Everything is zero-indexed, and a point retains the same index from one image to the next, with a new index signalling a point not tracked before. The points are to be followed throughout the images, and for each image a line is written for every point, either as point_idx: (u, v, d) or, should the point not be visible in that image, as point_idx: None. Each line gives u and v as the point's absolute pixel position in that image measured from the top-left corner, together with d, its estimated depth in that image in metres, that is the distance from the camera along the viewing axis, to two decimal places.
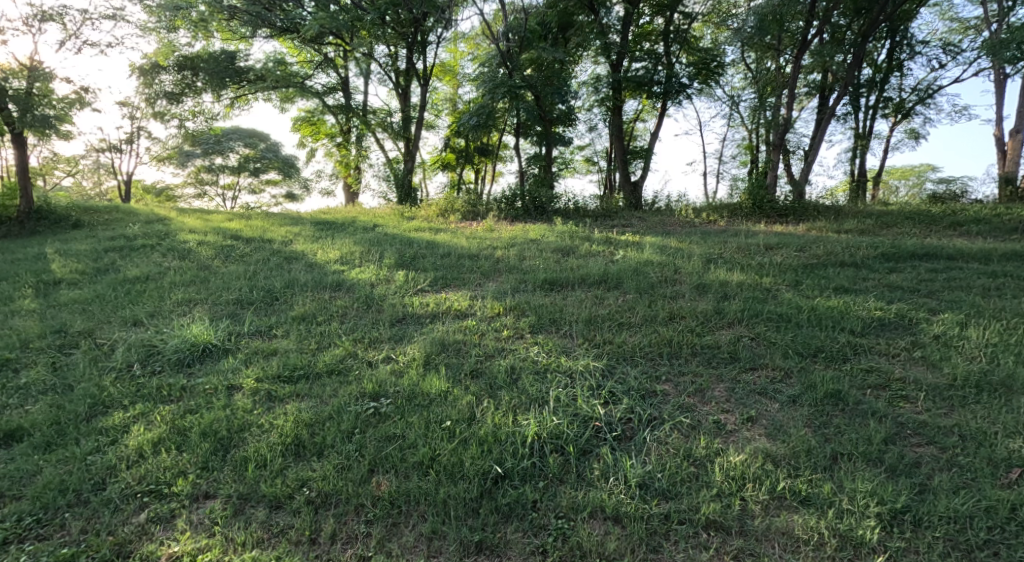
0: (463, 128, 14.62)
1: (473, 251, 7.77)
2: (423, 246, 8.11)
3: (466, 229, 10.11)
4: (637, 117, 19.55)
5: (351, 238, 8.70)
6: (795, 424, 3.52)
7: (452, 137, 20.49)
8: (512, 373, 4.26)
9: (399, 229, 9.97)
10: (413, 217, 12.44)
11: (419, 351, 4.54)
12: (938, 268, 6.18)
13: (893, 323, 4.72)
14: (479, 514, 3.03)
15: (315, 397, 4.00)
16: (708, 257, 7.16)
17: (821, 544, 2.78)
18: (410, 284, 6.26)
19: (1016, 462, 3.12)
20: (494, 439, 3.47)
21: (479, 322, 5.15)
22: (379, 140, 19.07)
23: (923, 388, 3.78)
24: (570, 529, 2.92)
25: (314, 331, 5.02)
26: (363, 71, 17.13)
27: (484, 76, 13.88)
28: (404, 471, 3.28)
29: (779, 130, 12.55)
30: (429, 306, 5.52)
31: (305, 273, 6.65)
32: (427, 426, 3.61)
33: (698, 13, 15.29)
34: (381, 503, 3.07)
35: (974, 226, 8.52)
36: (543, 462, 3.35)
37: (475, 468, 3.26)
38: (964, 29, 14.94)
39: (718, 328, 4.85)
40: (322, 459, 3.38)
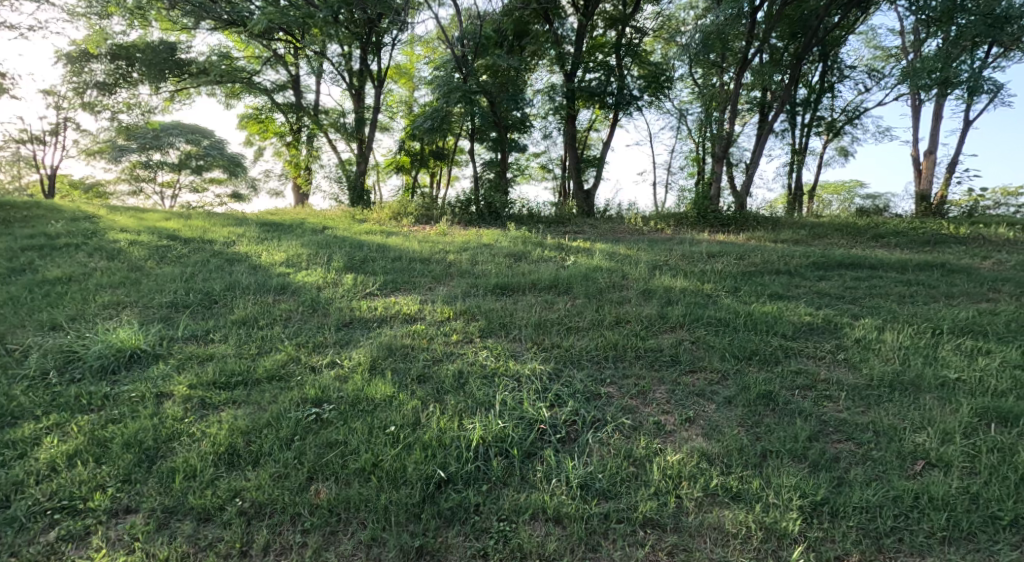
0: (417, 130, 14.55)
1: (425, 255, 7.74)
2: (373, 250, 8.03)
3: (418, 233, 10.07)
4: (590, 127, 19.93)
5: (297, 240, 8.53)
6: (730, 424, 3.68)
7: (407, 141, 20.26)
8: (460, 377, 4.27)
9: (349, 231, 9.81)
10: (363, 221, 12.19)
11: (365, 356, 4.49)
12: (862, 276, 6.57)
13: (821, 328, 4.98)
14: (421, 519, 3.02)
15: (253, 404, 3.91)
16: (654, 263, 7.39)
17: (748, 537, 2.90)
18: (358, 288, 6.19)
19: (923, 455, 3.32)
20: (438, 444, 3.47)
21: (429, 326, 5.15)
22: (331, 141, 18.75)
23: (844, 388, 4.01)
24: (512, 531, 2.96)
25: (254, 336, 4.90)
26: (314, 69, 16.76)
27: (438, 80, 13.74)
28: (345, 478, 3.25)
29: (722, 144, 13.02)
30: (377, 311, 5.47)
31: (248, 276, 6.48)
32: (371, 432, 3.59)
33: (648, 28, 15.82)
34: (319, 511, 3.03)
35: (894, 238, 9.07)
36: (487, 465, 3.38)
37: (417, 473, 3.25)
38: (886, 56, 15.92)
39: (662, 332, 5.01)
40: (257, 468, 3.31)
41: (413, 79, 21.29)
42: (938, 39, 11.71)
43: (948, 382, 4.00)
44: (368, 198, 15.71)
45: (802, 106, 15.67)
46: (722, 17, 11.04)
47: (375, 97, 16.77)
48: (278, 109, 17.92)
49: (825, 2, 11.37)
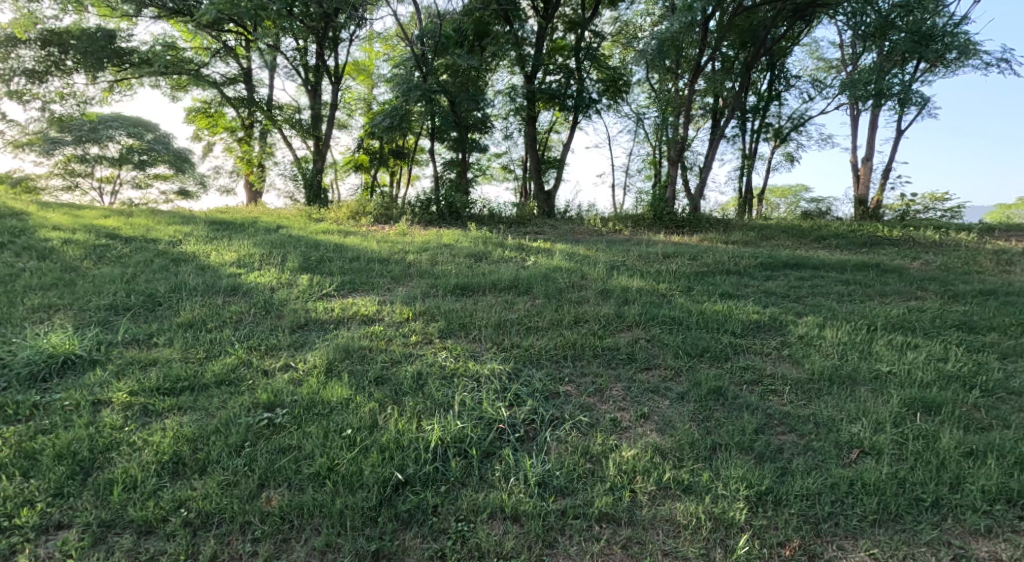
0: (376, 129, 14.40)
1: (384, 255, 7.69)
2: (330, 250, 7.93)
3: (377, 233, 9.97)
4: (551, 128, 20.12)
5: (248, 239, 8.33)
6: (682, 419, 3.81)
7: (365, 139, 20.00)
8: (418, 378, 4.28)
9: (304, 231, 9.64)
10: (321, 219, 12.01)
11: (321, 358, 4.45)
12: (805, 276, 6.88)
13: (767, 326, 5.20)
14: (377, 523, 3.03)
15: (200, 410, 3.82)
16: (612, 264, 7.54)
17: (698, 527, 2.99)
18: (314, 289, 6.12)
19: (858, 444, 3.50)
20: (396, 446, 3.47)
21: (387, 328, 5.13)
22: (285, 137, 18.37)
23: (788, 383, 4.20)
24: (470, 531, 2.99)
25: (202, 339, 4.78)
26: (267, 63, 16.36)
27: (397, 78, 13.65)
28: (298, 484, 3.22)
29: (677, 148, 13.35)
30: (333, 312, 5.42)
31: (195, 276, 6.31)
32: (327, 435, 3.57)
33: (606, 32, 16.07)
34: (271, 519, 3.00)
35: (835, 240, 9.52)
36: (446, 466, 3.40)
37: (374, 476, 3.25)
38: (828, 68, 16.62)
39: (619, 332, 5.13)
40: (204, 477, 3.24)
41: (372, 77, 21.04)
42: (873, 53, 12.37)
43: (881, 375, 4.24)
44: (325, 196, 15.56)
45: (752, 113, 16.20)
46: (678, 24, 11.35)
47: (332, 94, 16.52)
48: (229, 103, 17.43)
49: (773, 13, 11.86)
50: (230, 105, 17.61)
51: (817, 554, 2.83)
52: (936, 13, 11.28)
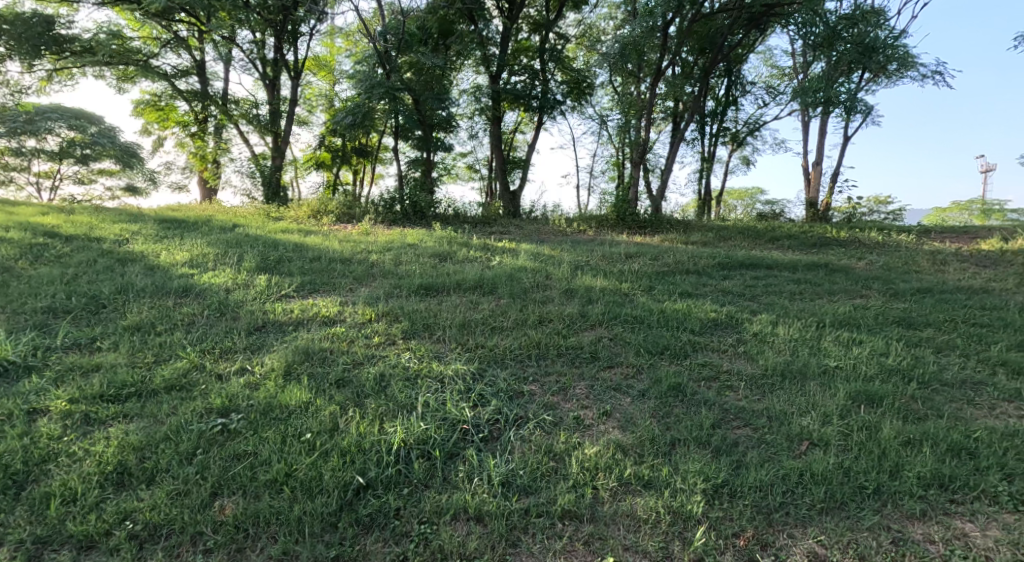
0: (337, 126, 14.20)
1: (346, 255, 7.60)
2: (289, 249, 7.80)
3: (338, 233, 9.84)
4: (516, 128, 20.20)
5: (202, 239, 8.12)
6: (643, 416, 3.90)
7: (327, 136, 19.69)
8: (381, 380, 4.26)
9: (262, 230, 9.46)
10: (280, 218, 11.78)
11: (279, 361, 4.39)
12: (760, 275, 7.12)
13: (723, 323, 5.37)
14: (337, 528, 3.01)
15: (147, 417, 3.73)
16: (576, 263, 7.64)
17: (657, 521, 3.06)
18: (273, 289, 6.02)
19: (808, 436, 3.65)
20: (357, 449, 3.46)
21: (349, 329, 5.09)
22: (242, 133, 17.96)
23: (743, 378, 4.34)
24: (432, 533, 2.99)
25: (150, 343, 4.65)
26: (222, 56, 15.94)
27: (360, 75, 13.50)
28: (254, 491, 3.18)
29: (639, 150, 13.58)
30: (292, 314, 5.34)
31: (143, 277, 6.13)
32: (285, 440, 3.52)
33: (570, 34, 16.24)
34: (224, 528, 2.95)
35: (788, 241, 9.86)
36: (409, 468, 3.40)
37: (334, 481, 3.22)
38: (781, 75, 17.18)
39: (583, 331, 5.21)
40: (152, 487, 3.17)
41: (333, 73, 20.74)
42: (822, 62, 12.87)
43: (829, 369, 4.43)
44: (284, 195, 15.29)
45: (711, 117, 16.60)
46: (640, 28, 11.57)
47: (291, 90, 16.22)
48: (181, 96, 16.94)
49: (730, 20, 12.20)
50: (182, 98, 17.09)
51: (769, 542, 2.94)
52: (879, 25, 11.86)
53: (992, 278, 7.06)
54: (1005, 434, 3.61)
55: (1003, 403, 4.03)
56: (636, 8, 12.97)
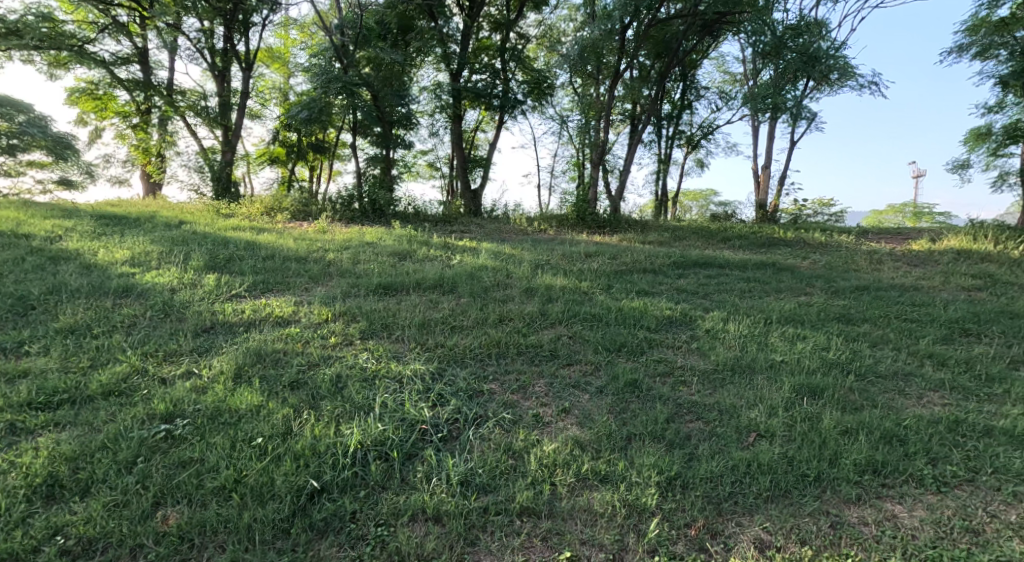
0: (292, 121, 13.89)
1: (301, 253, 7.48)
2: (239, 247, 7.62)
3: (293, 230, 9.66)
4: (477, 127, 20.19)
5: (145, 236, 7.84)
6: (601, 412, 3.98)
7: (282, 131, 19.24)
8: (337, 382, 4.22)
9: (211, 227, 9.20)
10: (230, 215, 11.44)
11: (229, 363, 4.29)
12: (712, 274, 7.34)
13: (678, 321, 5.52)
14: (290, 534, 2.96)
15: (82, 425, 3.59)
16: (536, 262, 7.72)
17: (613, 515, 3.13)
18: (222, 289, 5.87)
19: (756, 428, 3.80)
20: (311, 453, 3.42)
21: (304, 329, 5.01)
22: (189, 125, 17.40)
23: (696, 374, 4.48)
24: (389, 535, 2.98)
25: (86, 346, 4.48)
26: (166, 44, 15.42)
27: (317, 69, 13.25)
28: (200, 499, 3.10)
29: (598, 151, 13.79)
30: (243, 314, 5.23)
31: (80, 277, 5.89)
32: (234, 446, 3.46)
33: (530, 34, 16.34)
34: (167, 539, 2.87)
35: (739, 241, 10.20)
36: (365, 470, 3.39)
37: (287, 486, 3.18)
38: (734, 80, 17.71)
39: (542, 329, 5.27)
40: (87, 499, 3.06)
41: (287, 66, 20.29)
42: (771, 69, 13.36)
43: (776, 363, 4.61)
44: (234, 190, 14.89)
45: (667, 120, 16.97)
46: (598, 31, 11.76)
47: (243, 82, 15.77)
48: (121, 85, 16.26)
49: (685, 25, 12.51)
50: (122, 87, 16.38)
51: (718, 531, 3.04)
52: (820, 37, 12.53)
53: (925, 277, 7.46)
54: (932, 422, 3.83)
55: (931, 393, 4.28)
56: (594, 11, 13.15)
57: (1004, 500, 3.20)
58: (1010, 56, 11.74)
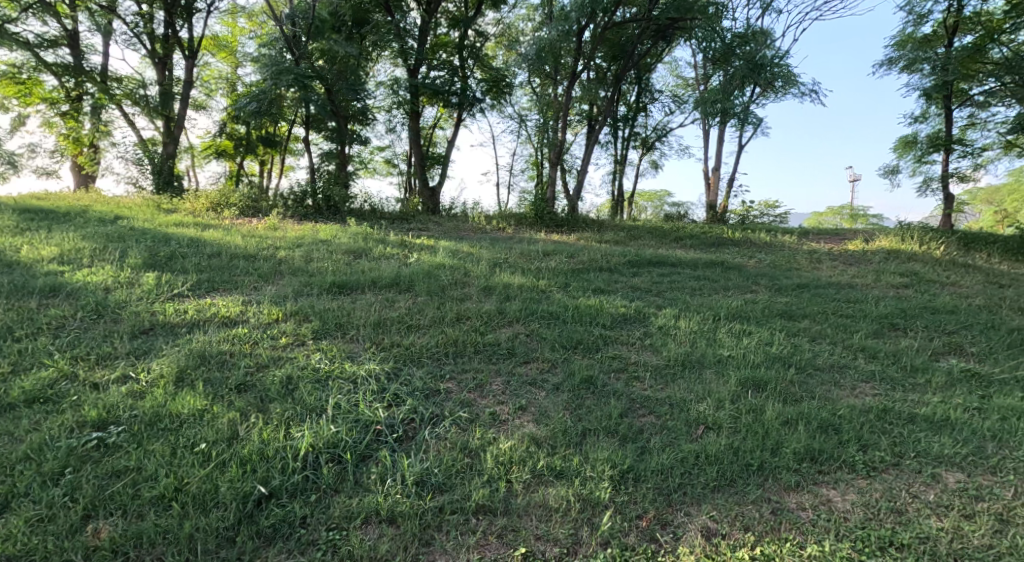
0: (241, 113, 13.49)
1: (250, 251, 7.29)
2: (183, 244, 7.37)
3: (243, 227, 9.40)
4: (435, 124, 20.07)
5: (77, 232, 7.49)
6: (557, 409, 4.05)
7: (230, 124, 18.66)
8: (288, 384, 4.15)
9: (152, 223, 8.86)
10: (173, 210, 11.02)
11: (170, 366, 4.16)
12: (666, 272, 7.53)
13: (632, 318, 5.65)
14: (235, 542, 2.90)
15: (4, 435, 3.43)
16: (495, 260, 7.75)
17: (568, 509, 3.19)
18: (162, 288, 5.67)
19: (704, 422, 3.93)
20: (259, 458, 3.36)
21: (252, 330, 4.90)
22: (126, 114, 16.68)
23: (649, 369, 4.61)
24: (342, 539, 2.96)
25: (9, 350, 4.27)
26: (100, 27, 14.77)
27: (266, 60, 12.90)
28: (137, 510, 3.01)
29: (556, 151, 13.93)
30: (186, 315, 5.08)
31: (4, 276, 5.59)
32: (174, 452, 3.36)
33: (489, 32, 16.37)
34: (99, 553, 2.77)
35: (690, 240, 10.49)
36: (317, 473, 3.35)
37: (232, 492, 3.11)
38: (686, 85, 18.19)
39: (500, 327, 5.31)
40: (8, 515, 2.93)
41: (235, 56, 19.70)
42: (720, 75, 13.78)
43: (723, 358, 4.78)
44: (176, 184, 14.36)
45: (623, 121, 17.27)
46: (555, 32, 11.90)
47: (186, 70, 15.23)
48: (48, 69, 15.28)
49: (640, 29, 12.77)
50: (50, 71, 15.49)
51: (668, 521, 3.14)
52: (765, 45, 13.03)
53: (859, 275, 7.85)
54: (863, 411, 4.05)
55: (863, 383, 4.52)
56: (552, 12, 13.26)
57: (925, 480, 3.42)
58: (932, 70, 12.35)
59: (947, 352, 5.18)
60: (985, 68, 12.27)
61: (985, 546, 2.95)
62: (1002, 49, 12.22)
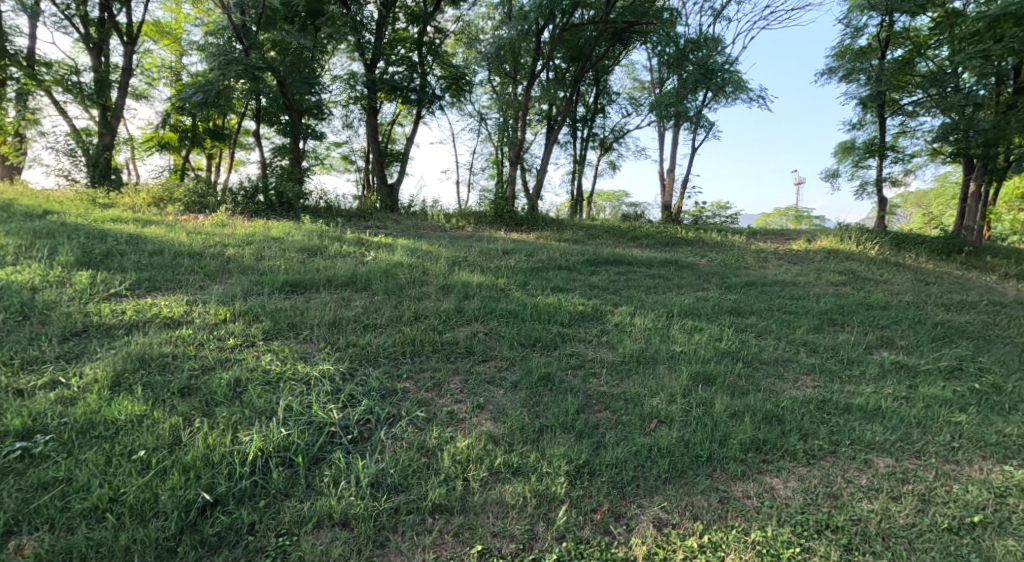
0: (186, 104, 13.00)
1: (196, 249, 7.05)
2: (121, 241, 7.06)
3: (189, 224, 9.08)
4: (393, 121, 19.84)
5: (3, 228, 7.08)
6: (514, 406, 4.07)
7: (175, 116, 17.96)
8: (236, 386, 4.04)
9: (87, 218, 8.46)
10: (110, 205, 10.54)
11: (105, 371, 3.99)
12: (623, 271, 7.66)
13: (590, 315, 5.74)
14: (177, 552, 2.82)
15: None
16: (454, 259, 7.72)
17: (525, 505, 3.22)
18: (97, 288, 5.43)
19: (657, 416, 4.02)
20: (204, 464, 3.26)
21: (197, 331, 4.75)
22: (58, 102, 15.84)
23: (606, 365, 4.68)
24: (292, 544, 2.91)
25: None
26: (27, 9, 13.96)
27: (214, 49, 12.46)
28: (67, 523, 2.89)
29: (516, 150, 13.97)
30: (124, 316, 4.88)
31: None
32: (109, 461, 3.24)
33: (448, 29, 16.28)
34: None
35: (646, 240, 10.69)
36: (266, 478, 3.27)
37: (174, 501, 3.02)
38: (642, 87, 18.52)
39: (459, 326, 5.30)
40: None
41: (179, 44, 18.98)
42: (675, 78, 14.08)
43: (676, 353, 4.90)
44: (114, 178, 13.74)
45: (582, 122, 17.45)
46: (514, 31, 11.93)
47: (124, 57, 14.62)
48: None
49: (597, 32, 12.93)
50: None
51: (622, 513, 3.21)
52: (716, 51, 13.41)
53: (801, 273, 8.17)
54: (804, 402, 4.23)
55: (804, 376, 4.72)
56: (511, 11, 13.30)
57: (859, 466, 3.59)
58: (868, 80, 12.79)
59: (879, 345, 5.45)
60: (913, 80, 13.00)
61: (909, 524, 3.12)
62: (928, 62, 13.15)
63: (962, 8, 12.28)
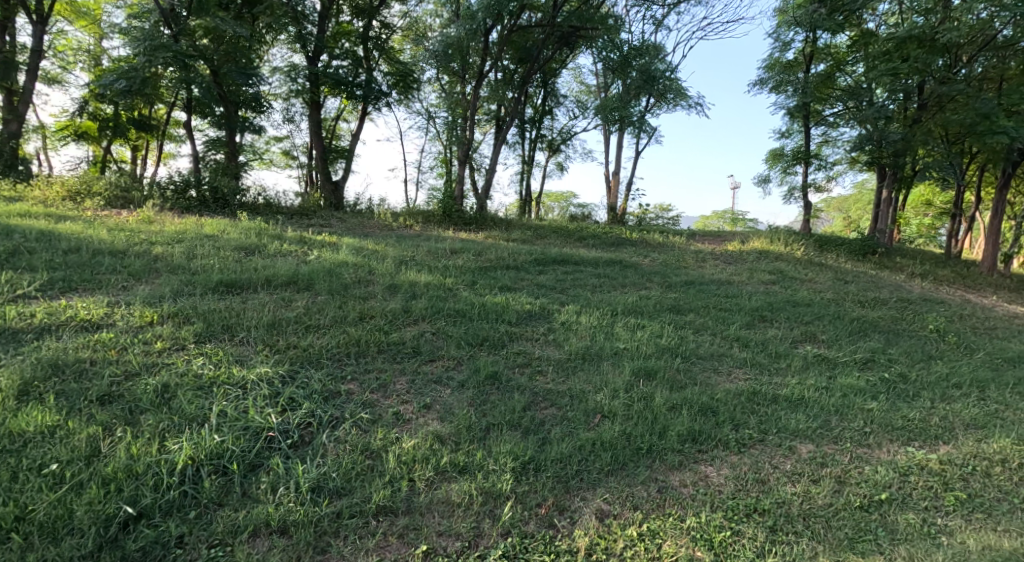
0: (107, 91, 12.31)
1: (118, 247, 6.72)
2: (33, 239, 6.63)
3: (110, 220, 8.60)
4: (339, 117, 19.42)
5: None
6: (461, 406, 4.09)
7: (94, 104, 16.95)
8: (163, 392, 3.88)
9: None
10: (17, 199, 9.88)
11: (12, 378, 3.76)
12: (570, 270, 7.79)
13: (537, 314, 5.82)
14: None
15: None
16: (401, 259, 7.66)
17: (470, 503, 3.25)
18: (4, 289, 5.11)
19: (601, 411, 4.13)
20: (126, 475, 3.14)
21: (121, 334, 4.55)
22: None
23: (552, 363, 4.77)
24: (226, 555, 2.85)
25: None
26: None
27: (138, 33, 11.83)
28: None
29: (464, 149, 13.97)
30: (34, 319, 4.61)
31: None
32: (17, 477, 3.07)
33: (395, 25, 16.08)
34: None
35: (591, 240, 10.93)
36: (197, 487, 3.18)
37: (92, 517, 2.90)
38: (588, 91, 18.83)
39: (405, 326, 5.28)
40: None
41: (99, 27, 17.93)
42: (619, 81, 14.40)
43: (620, 350, 5.04)
44: (22, 169, 12.84)
45: (529, 122, 17.60)
46: (461, 31, 11.91)
47: (33, 37, 13.72)
48: None
49: (544, 35, 13.05)
50: None
51: (565, 507, 3.28)
52: (657, 58, 13.79)
53: (735, 273, 8.53)
54: (736, 394, 4.44)
55: (737, 369, 4.95)
56: (459, 10, 13.27)
57: (784, 452, 3.80)
58: (795, 92, 13.46)
59: (803, 340, 5.77)
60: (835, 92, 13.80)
61: (827, 505, 3.33)
62: (847, 77, 13.99)
63: (875, 28, 13.17)
